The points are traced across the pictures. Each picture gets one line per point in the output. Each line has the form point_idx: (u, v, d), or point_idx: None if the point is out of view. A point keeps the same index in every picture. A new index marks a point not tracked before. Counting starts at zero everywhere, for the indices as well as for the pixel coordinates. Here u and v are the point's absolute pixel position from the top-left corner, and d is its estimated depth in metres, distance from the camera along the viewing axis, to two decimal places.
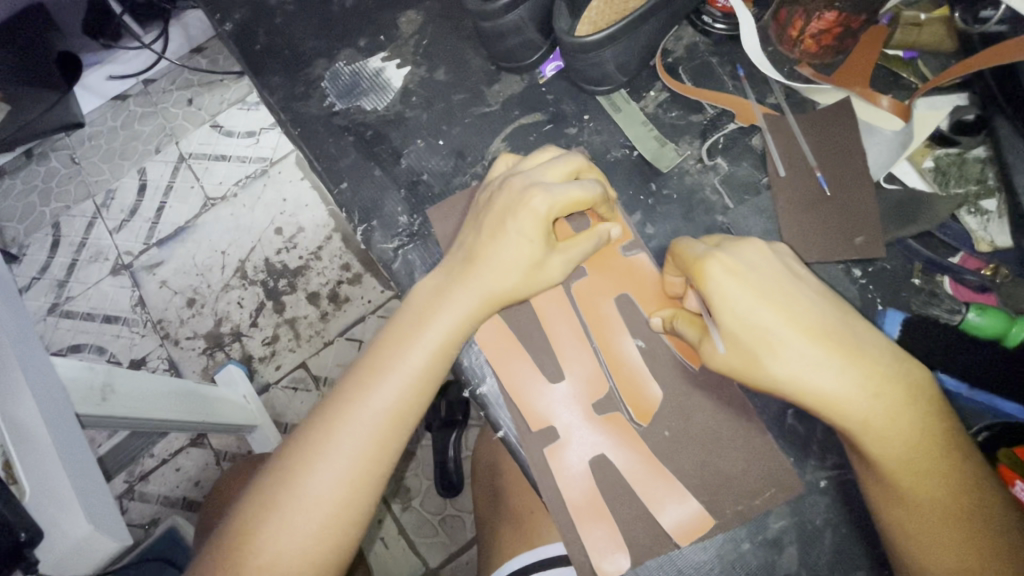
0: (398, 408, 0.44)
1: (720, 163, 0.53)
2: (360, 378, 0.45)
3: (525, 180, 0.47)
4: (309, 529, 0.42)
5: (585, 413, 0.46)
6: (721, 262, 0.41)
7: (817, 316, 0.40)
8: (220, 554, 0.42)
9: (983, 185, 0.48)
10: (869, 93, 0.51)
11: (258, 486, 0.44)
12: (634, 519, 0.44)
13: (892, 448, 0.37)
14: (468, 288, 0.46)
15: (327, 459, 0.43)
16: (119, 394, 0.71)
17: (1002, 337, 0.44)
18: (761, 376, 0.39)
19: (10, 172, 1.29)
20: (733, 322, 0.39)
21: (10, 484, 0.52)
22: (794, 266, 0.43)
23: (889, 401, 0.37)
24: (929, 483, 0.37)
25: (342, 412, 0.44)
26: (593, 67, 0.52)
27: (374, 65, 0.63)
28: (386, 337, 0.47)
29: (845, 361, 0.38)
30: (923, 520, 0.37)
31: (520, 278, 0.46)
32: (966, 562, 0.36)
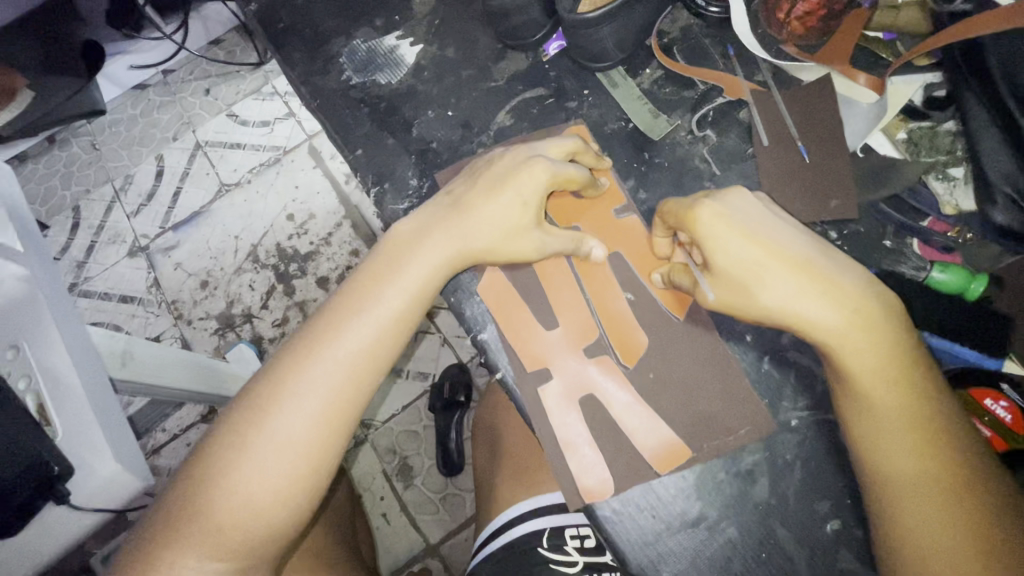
0: (369, 351, 0.48)
1: (710, 134, 0.57)
2: (330, 322, 0.49)
3: (528, 153, 0.52)
4: (282, 456, 0.45)
5: (578, 357, 0.51)
6: (711, 207, 0.44)
7: (794, 248, 0.44)
8: (191, 494, 0.45)
9: (953, 155, 0.51)
10: (848, 70, 0.54)
11: (225, 431, 0.46)
12: (619, 450, 0.48)
13: (863, 360, 0.42)
14: (451, 237, 0.50)
15: (301, 393, 0.46)
16: (136, 362, 0.75)
17: (963, 291, 0.48)
18: (753, 306, 0.43)
19: (32, 156, 1.34)
20: (728, 261, 0.43)
21: (44, 425, 0.61)
22: (772, 210, 0.47)
23: (859, 320, 0.42)
24: (892, 392, 0.41)
25: (312, 351, 0.48)
26: (592, 43, 0.56)
27: (389, 43, 0.67)
28: (360, 282, 0.50)
29: (815, 286, 0.42)
30: (879, 426, 0.41)
31: (499, 239, 0.50)
32: (922, 460, 0.40)
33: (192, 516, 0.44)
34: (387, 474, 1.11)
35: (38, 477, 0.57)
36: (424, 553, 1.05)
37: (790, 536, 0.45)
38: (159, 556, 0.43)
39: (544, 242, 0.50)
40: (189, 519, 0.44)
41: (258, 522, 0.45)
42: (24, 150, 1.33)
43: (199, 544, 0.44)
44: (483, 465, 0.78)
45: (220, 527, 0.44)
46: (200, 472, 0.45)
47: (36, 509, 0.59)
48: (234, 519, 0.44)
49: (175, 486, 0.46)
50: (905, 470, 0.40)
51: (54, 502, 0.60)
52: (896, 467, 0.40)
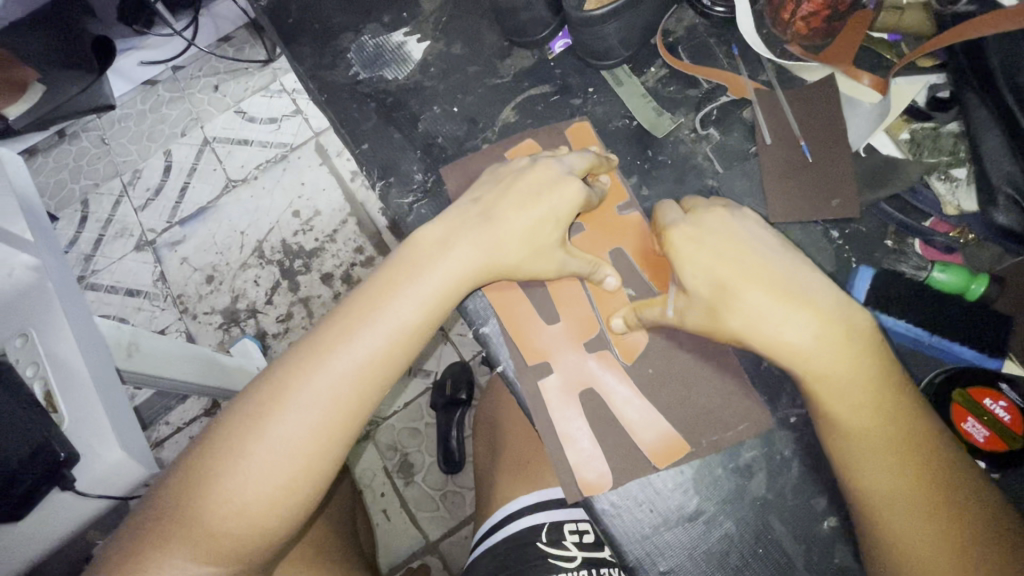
0: (378, 361, 0.48)
1: (713, 133, 0.57)
2: (342, 330, 0.49)
3: (560, 169, 0.52)
4: (280, 466, 0.46)
5: (578, 351, 0.51)
6: (680, 231, 0.46)
7: (773, 266, 0.43)
8: (185, 498, 0.45)
9: (955, 156, 0.51)
10: (852, 71, 0.55)
11: (218, 439, 0.46)
12: (617, 444, 0.48)
13: (828, 385, 0.41)
14: (478, 250, 0.50)
15: (300, 404, 0.46)
16: (142, 352, 0.76)
17: (964, 292, 0.48)
18: (724, 329, 0.43)
19: (43, 150, 1.35)
20: (696, 281, 0.44)
21: (51, 412, 0.61)
22: (751, 227, 0.46)
23: (832, 346, 0.41)
24: (865, 417, 0.40)
25: (318, 359, 0.48)
26: (598, 41, 0.57)
27: (397, 39, 0.68)
28: (373, 292, 0.50)
29: (791, 310, 0.42)
30: (871, 449, 0.40)
31: (526, 255, 0.50)
32: (908, 480, 0.39)
33: (188, 519, 0.45)
34: (388, 470, 1.12)
35: (47, 463, 0.59)
36: (423, 550, 1.06)
37: (787, 532, 0.45)
38: (152, 559, 0.44)
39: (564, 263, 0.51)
40: (182, 522, 0.45)
41: (251, 526, 0.45)
42: (34, 143, 1.34)
43: (193, 546, 0.44)
44: (484, 460, 0.78)
45: (214, 530, 0.45)
46: (193, 476, 0.46)
47: (43, 492, 0.60)
48: (228, 525, 0.45)
49: (168, 489, 0.46)
50: (883, 495, 0.39)
51: (60, 487, 0.61)
52: (874, 491, 0.39)
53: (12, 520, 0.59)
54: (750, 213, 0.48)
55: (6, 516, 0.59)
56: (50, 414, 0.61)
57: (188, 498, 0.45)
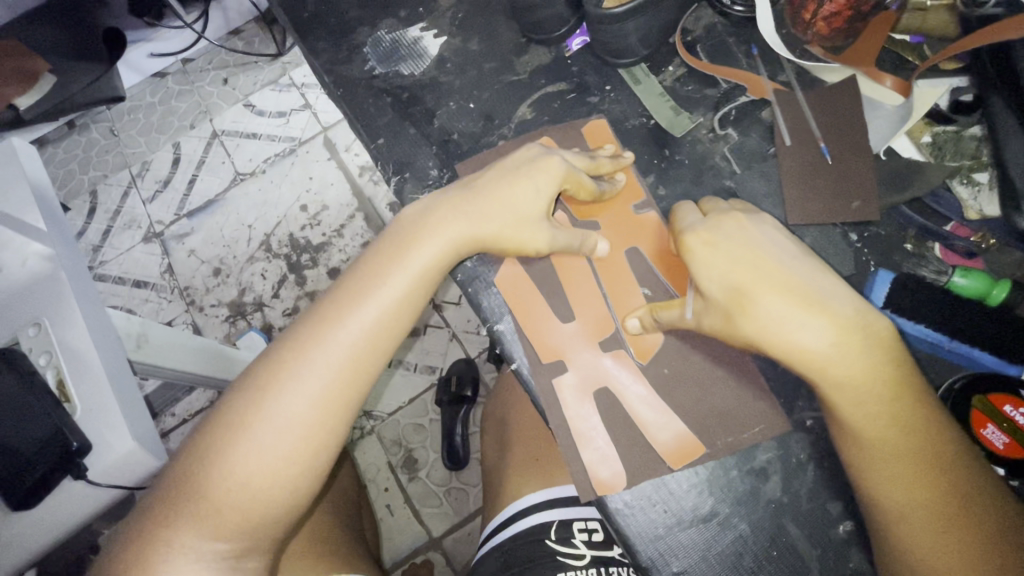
0: (372, 335, 0.48)
1: (731, 133, 0.57)
2: (336, 304, 0.49)
3: (539, 150, 0.53)
4: (282, 446, 0.46)
5: (593, 350, 0.51)
6: (695, 236, 0.45)
7: (789, 271, 0.43)
8: (193, 473, 0.46)
9: (977, 160, 0.51)
10: (874, 72, 0.54)
11: (225, 416, 0.47)
12: (632, 444, 0.48)
13: (848, 400, 0.40)
14: (459, 221, 0.50)
15: (301, 380, 0.46)
16: (152, 344, 0.75)
17: (985, 297, 0.48)
18: (739, 334, 0.43)
19: (53, 141, 1.35)
20: (711, 285, 0.43)
21: (64, 402, 0.62)
22: (772, 232, 0.46)
23: (847, 352, 0.40)
24: (883, 428, 0.39)
25: (315, 334, 0.48)
26: (616, 39, 0.57)
27: (413, 34, 0.68)
28: (366, 268, 0.50)
29: (810, 316, 0.41)
30: (883, 450, 0.39)
31: (509, 227, 0.50)
32: (920, 482, 0.38)
33: (196, 493, 0.45)
34: (393, 465, 1.12)
35: (59, 451, 0.59)
36: (427, 545, 1.06)
37: (802, 535, 0.45)
38: (162, 533, 0.44)
39: (553, 235, 0.50)
40: (191, 497, 0.45)
41: (258, 503, 0.45)
42: (44, 134, 1.35)
43: (201, 521, 0.45)
44: (492, 457, 0.78)
45: (221, 506, 0.45)
46: (202, 453, 0.46)
47: (55, 482, 0.60)
48: (235, 499, 0.45)
49: (177, 465, 0.47)
50: (899, 507, 0.39)
51: (71, 477, 0.61)
52: (890, 501, 0.39)
53: (23, 508, 0.60)
54: (770, 218, 0.47)
55: (17, 504, 0.59)
56: (63, 404, 0.61)
57: (197, 474, 0.45)
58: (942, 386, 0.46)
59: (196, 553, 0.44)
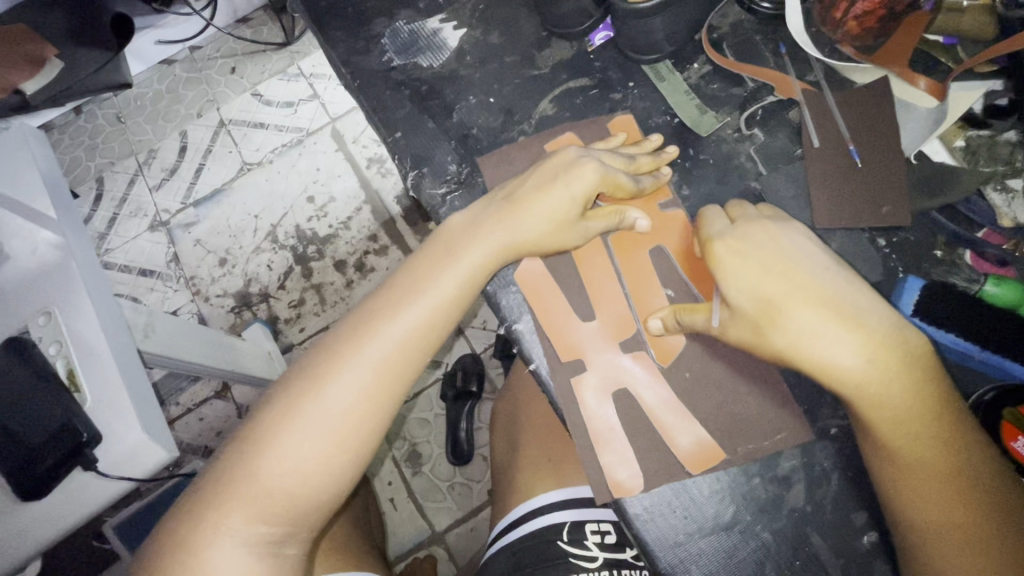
0: (417, 336, 0.48)
1: (757, 133, 0.55)
2: (383, 305, 0.49)
3: (579, 153, 0.52)
4: (326, 439, 0.45)
5: (614, 351, 0.50)
6: (723, 243, 0.45)
7: (823, 284, 0.42)
8: (241, 456, 0.45)
9: (1012, 165, 0.50)
10: (908, 73, 0.53)
11: (276, 406, 0.46)
12: (650, 448, 0.47)
13: (885, 417, 0.39)
14: (502, 228, 0.50)
15: (343, 379, 0.46)
16: (159, 334, 0.75)
17: (1015, 307, 0.47)
18: (768, 346, 0.42)
19: (59, 126, 1.35)
20: (739, 296, 0.43)
21: (72, 392, 0.61)
22: (804, 241, 0.45)
23: (883, 367, 0.39)
24: (924, 448, 0.38)
25: (361, 334, 0.47)
26: (642, 34, 0.55)
27: (432, 26, 0.66)
28: (414, 271, 0.50)
29: (844, 331, 0.40)
30: (920, 467, 0.39)
31: (546, 232, 0.50)
32: (954, 502, 0.38)
33: (243, 476, 0.45)
34: (397, 459, 1.11)
35: (69, 442, 0.59)
36: (430, 540, 1.06)
37: (825, 545, 0.44)
38: (211, 515, 0.44)
39: (585, 240, 0.51)
40: (237, 479, 0.45)
41: (302, 490, 0.45)
42: (51, 119, 1.34)
43: (245, 503, 0.44)
44: (503, 456, 0.77)
45: (267, 490, 0.44)
46: (249, 440, 0.46)
47: (65, 471, 0.60)
48: (283, 487, 0.45)
49: (226, 449, 0.47)
50: (938, 529, 0.38)
51: (80, 468, 0.60)
52: (924, 520, 0.38)
53: (36, 497, 0.59)
54: (800, 227, 0.46)
55: (30, 493, 0.59)
56: (72, 394, 0.61)
57: (246, 459, 0.45)
58: (971, 397, 0.46)
59: (239, 536, 0.44)
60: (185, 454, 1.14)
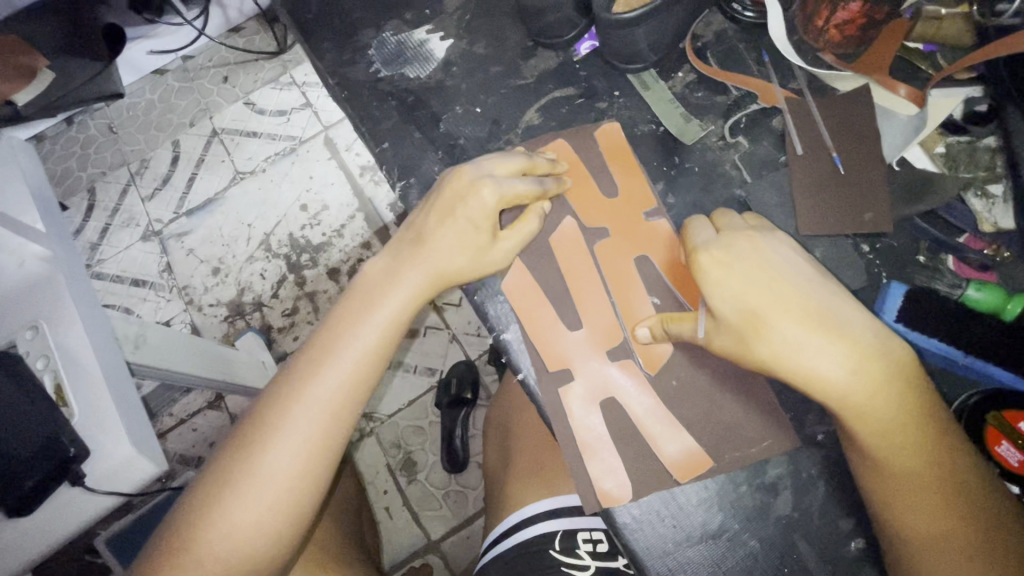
0: (347, 387, 0.49)
1: (741, 141, 0.56)
2: (311, 358, 0.50)
3: (476, 173, 0.51)
4: (267, 500, 0.46)
5: (601, 359, 0.50)
6: (709, 254, 0.45)
7: (806, 295, 0.42)
8: (185, 524, 0.46)
9: (991, 171, 0.50)
10: (888, 81, 0.53)
11: (217, 471, 0.47)
12: (638, 458, 0.47)
13: (871, 430, 0.39)
14: (415, 269, 0.52)
15: (282, 439, 0.47)
16: (151, 347, 0.73)
17: (999, 311, 0.47)
18: (754, 357, 0.42)
19: (51, 136, 1.34)
20: (724, 306, 0.43)
21: (61, 405, 0.60)
22: (786, 252, 0.45)
23: (868, 378, 0.39)
24: (908, 458, 0.39)
25: (294, 391, 0.48)
26: (626, 44, 0.56)
27: (419, 36, 0.67)
28: (335, 323, 0.51)
29: (827, 341, 0.40)
30: (905, 478, 0.39)
31: (467, 262, 0.51)
32: (937, 511, 0.38)
33: (187, 545, 0.45)
34: (392, 467, 1.11)
35: (54, 459, 0.57)
36: (426, 548, 1.05)
37: (812, 551, 0.44)
38: None
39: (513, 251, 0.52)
40: (192, 529, 0.45)
41: (257, 532, 0.45)
42: (42, 130, 1.33)
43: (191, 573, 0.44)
44: (495, 465, 0.77)
45: (220, 535, 0.45)
46: (206, 487, 0.47)
47: (52, 486, 0.58)
48: (226, 554, 0.45)
49: (172, 518, 0.47)
50: (921, 536, 0.38)
51: (69, 482, 0.60)
52: (911, 528, 0.38)
53: (19, 515, 0.58)
54: (784, 236, 0.47)
55: (15, 510, 0.57)
56: (61, 407, 0.60)
57: (190, 527, 0.45)
58: (955, 403, 0.46)
59: None
60: (178, 465, 1.13)
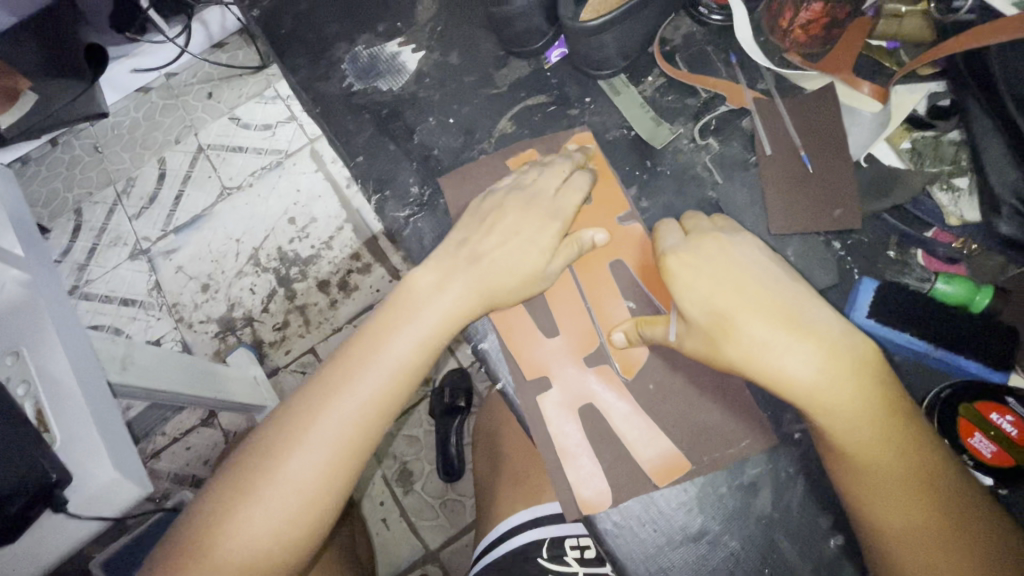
0: (380, 403, 0.48)
1: (712, 143, 0.56)
2: (342, 371, 0.48)
3: (527, 196, 0.53)
4: (284, 511, 0.45)
5: (578, 366, 0.50)
6: (677, 258, 0.45)
7: (775, 296, 0.42)
8: (196, 533, 0.44)
9: (957, 165, 0.51)
10: (852, 78, 0.54)
11: (233, 480, 0.46)
12: (618, 464, 0.47)
13: (839, 428, 0.39)
14: (460, 285, 0.50)
15: (305, 449, 0.46)
16: (138, 365, 0.73)
17: (968, 304, 0.47)
18: (725, 360, 0.42)
19: (35, 158, 1.34)
20: (693, 309, 0.43)
21: (41, 431, 0.60)
22: (755, 253, 0.45)
23: (836, 376, 0.39)
24: (877, 454, 0.39)
25: (322, 403, 0.47)
26: (594, 51, 0.56)
27: (390, 49, 0.67)
28: (372, 335, 0.49)
29: (794, 338, 0.40)
30: (877, 475, 0.39)
31: (516, 284, 0.50)
32: (908, 508, 0.38)
33: (198, 555, 0.44)
34: (387, 478, 1.10)
35: (36, 484, 0.57)
36: (424, 558, 1.05)
37: (793, 550, 0.44)
38: None
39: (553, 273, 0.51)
40: (201, 543, 0.44)
41: (261, 561, 0.44)
42: (27, 152, 1.33)
43: None
44: (485, 474, 0.77)
45: (233, 549, 0.44)
46: (212, 506, 0.45)
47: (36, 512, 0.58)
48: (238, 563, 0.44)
49: (180, 527, 0.46)
50: (894, 531, 0.38)
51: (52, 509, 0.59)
52: (883, 524, 0.39)
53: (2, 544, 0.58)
54: (751, 237, 0.47)
55: None
56: (41, 433, 0.59)
57: (201, 536, 0.44)
58: (927, 397, 0.46)
59: None
60: (174, 485, 1.12)
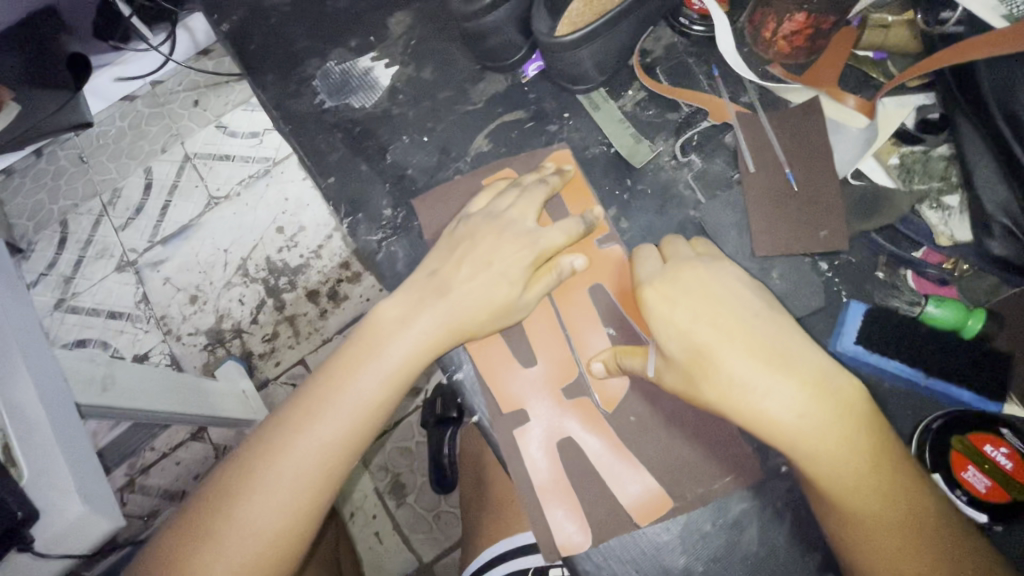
0: (343, 441, 0.45)
1: (694, 160, 0.54)
2: (304, 408, 0.46)
3: (501, 221, 0.50)
4: (242, 557, 0.43)
5: (555, 399, 0.48)
6: (654, 290, 0.43)
7: (755, 331, 0.41)
8: None
9: (947, 181, 0.49)
10: (837, 91, 0.52)
11: (191, 524, 0.44)
12: (598, 501, 0.45)
13: (824, 472, 0.38)
14: (427, 316, 0.48)
15: (264, 492, 0.44)
16: (120, 386, 0.67)
17: (959, 329, 0.45)
18: (704, 399, 0.40)
19: (19, 170, 1.30)
20: (670, 344, 0.41)
21: (11, 469, 0.55)
22: (736, 284, 0.43)
23: (817, 418, 0.38)
24: (864, 499, 0.37)
25: (282, 443, 0.45)
26: (570, 66, 0.54)
27: (363, 64, 0.65)
28: (336, 370, 0.47)
29: (775, 377, 0.38)
30: (863, 520, 0.37)
31: (487, 314, 0.48)
32: (897, 557, 0.36)
33: None
34: (381, 491, 1.08)
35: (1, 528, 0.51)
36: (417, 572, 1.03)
37: None
38: None
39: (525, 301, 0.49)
40: None
41: None
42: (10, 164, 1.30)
43: None
44: (471, 496, 0.75)
45: None
46: (170, 551, 0.43)
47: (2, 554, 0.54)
48: None
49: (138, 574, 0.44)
50: None
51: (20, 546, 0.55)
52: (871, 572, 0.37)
53: None
54: (733, 265, 0.45)
55: None
56: (10, 471, 0.55)
57: None
58: (920, 426, 0.44)
59: None
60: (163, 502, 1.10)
